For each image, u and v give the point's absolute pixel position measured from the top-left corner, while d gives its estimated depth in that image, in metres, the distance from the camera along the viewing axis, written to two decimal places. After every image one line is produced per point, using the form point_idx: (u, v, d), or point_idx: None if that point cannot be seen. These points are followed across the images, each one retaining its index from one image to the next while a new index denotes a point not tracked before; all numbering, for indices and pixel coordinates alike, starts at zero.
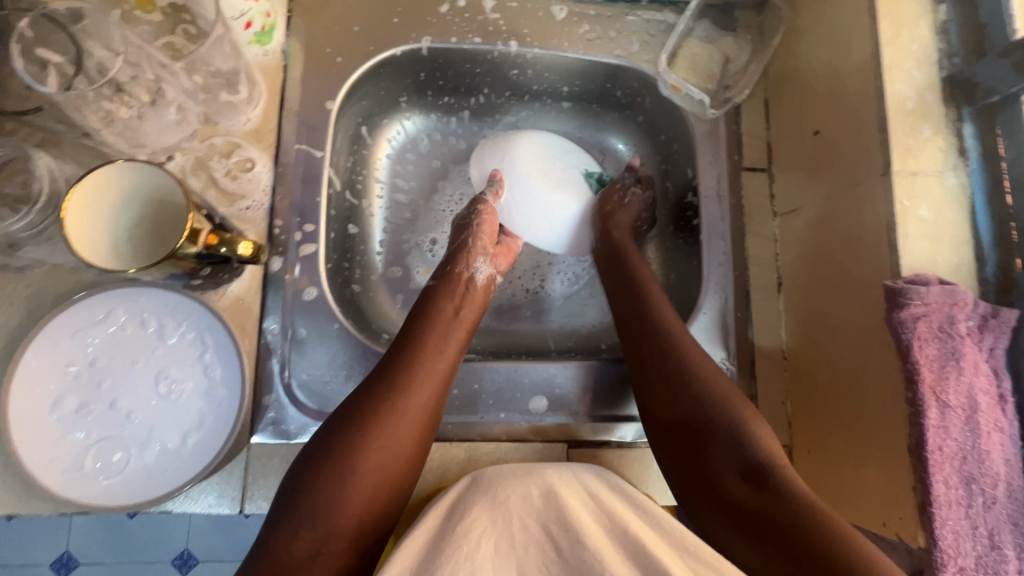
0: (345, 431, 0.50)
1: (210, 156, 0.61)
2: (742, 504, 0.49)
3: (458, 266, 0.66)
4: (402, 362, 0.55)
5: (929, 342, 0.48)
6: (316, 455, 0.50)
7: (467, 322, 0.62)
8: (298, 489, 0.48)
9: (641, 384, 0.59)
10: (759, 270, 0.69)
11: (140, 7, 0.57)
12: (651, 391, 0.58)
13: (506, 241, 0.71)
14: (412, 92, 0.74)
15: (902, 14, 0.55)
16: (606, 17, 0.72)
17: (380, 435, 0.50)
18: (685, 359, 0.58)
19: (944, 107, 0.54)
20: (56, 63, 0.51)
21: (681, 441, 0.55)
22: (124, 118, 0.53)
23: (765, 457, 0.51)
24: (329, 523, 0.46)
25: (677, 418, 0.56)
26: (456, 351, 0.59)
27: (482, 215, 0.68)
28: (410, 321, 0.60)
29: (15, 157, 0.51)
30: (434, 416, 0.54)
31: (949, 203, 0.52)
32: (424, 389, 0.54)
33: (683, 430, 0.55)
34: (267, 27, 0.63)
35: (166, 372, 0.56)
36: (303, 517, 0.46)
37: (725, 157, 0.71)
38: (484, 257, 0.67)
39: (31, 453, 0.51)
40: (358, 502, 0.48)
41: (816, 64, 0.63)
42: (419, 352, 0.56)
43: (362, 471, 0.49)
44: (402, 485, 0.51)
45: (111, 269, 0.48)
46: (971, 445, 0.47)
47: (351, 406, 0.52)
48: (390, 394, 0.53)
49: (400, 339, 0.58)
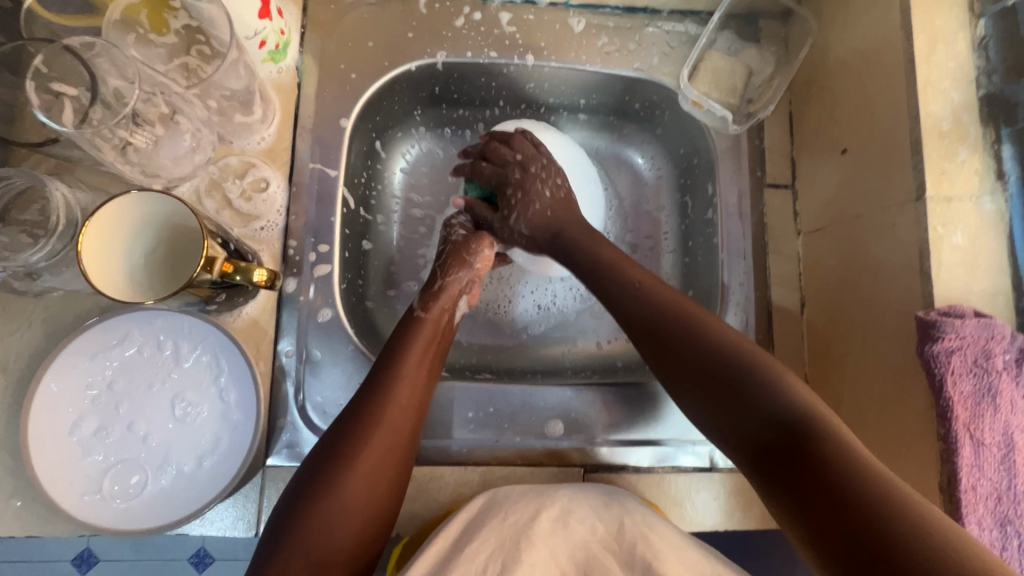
0: (326, 463, 0.48)
1: (225, 176, 0.61)
2: (777, 451, 0.42)
3: (441, 298, 0.63)
4: (384, 387, 0.53)
5: (964, 377, 0.46)
6: (303, 485, 0.48)
7: (440, 346, 0.60)
8: (285, 520, 0.46)
9: (644, 344, 0.54)
10: (781, 290, 0.67)
11: (153, 29, 0.56)
12: (651, 347, 0.53)
13: (488, 249, 0.67)
14: (426, 106, 0.74)
15: (938, 29, 0.53)
16: (625, 29, 0.71)
17: (365, 465, 0.49)
18: (684, 317, 0.53)
19: (981, 127, 0.51)
20: (72, 95, 0.50)
21: (698, 390, 0.49)
22: (139, 146, 0.52)
23: (793, 411, 0.43)
24: (317, 555, 0.45)
25: (694, 368, 0.50)
26: (430, 377, 0.57)
27: (479, 249, 0.66)
28: (392, 342, 0.58)
29: (31, 185, 0.51)
30: (412, 443, 0.53)
31: (985, 229, 0.50)
32: (402, 418, 0.53)
33: (696, 380, 0.49)
34: (281, 44, 0.62)
35: (181, 395, 0.56)
36: (295, 547, 0.44)
37: (746, 173, 0.69)
38: (465, 292, 0.65)
39: (50, 475, 0.52)
40: (347, 532, 0.46)
41: (847, 78, 0.61)
42: (396, 379, 0.54)
43: (350, 498, 0.47)
44: (387, 513, 0.50)
45: (118, 292, 0.48)
46: (1006, 485, 0.46)
47: (333, 437, 0.50)
48: (372, 421, 0.51)
49: (382, 362, 0.56)
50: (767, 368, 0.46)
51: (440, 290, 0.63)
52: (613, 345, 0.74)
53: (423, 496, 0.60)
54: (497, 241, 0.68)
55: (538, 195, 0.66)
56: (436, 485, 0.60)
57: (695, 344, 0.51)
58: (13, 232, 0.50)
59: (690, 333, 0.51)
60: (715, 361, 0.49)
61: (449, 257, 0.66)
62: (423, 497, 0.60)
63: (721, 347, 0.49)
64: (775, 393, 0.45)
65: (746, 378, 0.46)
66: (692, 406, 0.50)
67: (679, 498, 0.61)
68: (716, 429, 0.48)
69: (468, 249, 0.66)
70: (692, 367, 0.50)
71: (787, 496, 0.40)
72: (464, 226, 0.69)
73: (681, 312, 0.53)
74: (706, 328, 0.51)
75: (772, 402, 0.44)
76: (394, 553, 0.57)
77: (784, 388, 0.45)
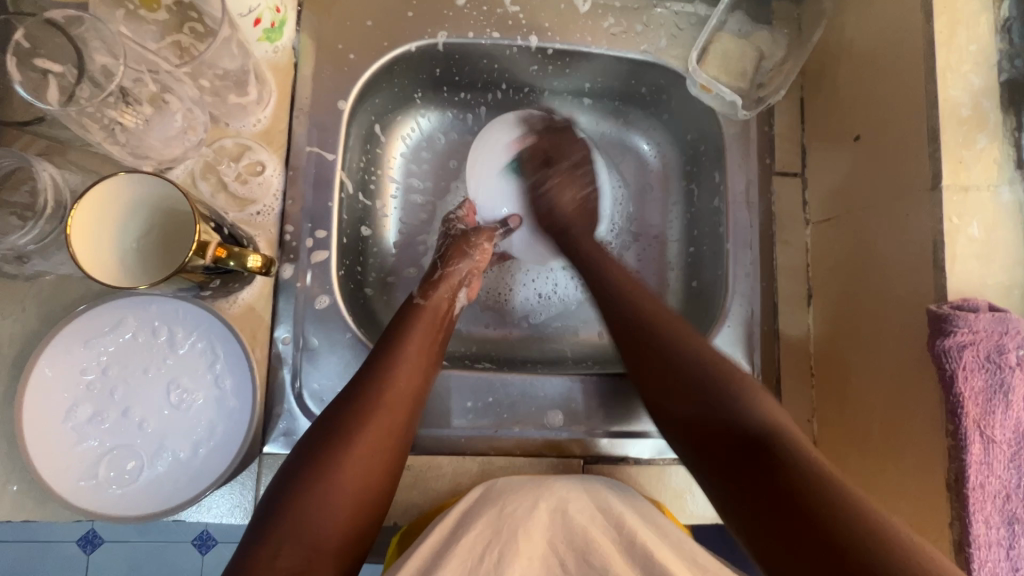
0: (325, 444, 0.48)
1: (219, 159, 0.60)
2: (745, 466, 0.44)
3: (441, 286, 0.63)
4: (381, 373, 0.53)
5: (976, 372, 0.45)
6: (296, 469, 0.47)
7: (441, 334, 0.60)
8: (278, 503, 0.45)
9: (629, 355, 0.56)
10: (788, 281, 0.66)
11: (143, 5, 0.54)
12: (637, 361, 0.55)
13: (484, 240, 0.67)
14: (427, 88, 0.72)
15: (959, 11, 0.50)
16: (632, 10, 0.68)
17: (361, 449, 0.49)
18: (665, 336, 0.55)
19: (1002, 114, 0.49)
20: (57, 72, 0.49)
21: (675, 407, 0.51)
22: (128, 126, 0.51)
23: (763, 427, 0.45)
24: (312, 535, 0.44)
25: (673, 387, 0.52)
26: (432, 363, 0.57)
27: (477, 244, 0.66)
28: (391, 329, 0.58)
29: (19, 166, 0.49)
30: (408, 430, 0.53)
31: (1003, 220, 0.48)
32: (402, 400, 0.53)
33: (666, 385, 0.52)
34: (277, 22, 0.60)
35: (177, 382, 0.56)
36: (286, 531, 0.44)
37: (755, 161, 0.67)
38: (464, 285, 0.65)
39: (44, 460, 0.51)
40: (341, 514, 0.46)
41: (863, 61, 0.58)
42: (397, 361, 0.54)
43: (343, 483, 0.47)
44: (382, 496, 0.49)
45: (101, 272, 0.46)
46: (1015, 483, 0.45)
47: (330, 417, 0.50)
48: (369, 406, 0.51)
49: (379, 349, 0.55)
50: (738, 387, 0.49)
51: (440, 279, 0.64)
52: None
53: (421, 485, 0.59)
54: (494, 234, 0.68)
55: (576, 196, 0.71)
56: (435, 475, 0.60)
57: (675, 363, 0.53)
58: (3, 214, 0.49)
59: (670, 348, 0.54)
60: (695, 383, 0.51)
61: (449, 248, 0.66)
62: (420, 486, 0.59)
63: (697, 367, 0.52)
64: (747, 416, 0.46)
65: (723, 398, 0.48)
66: (665, 421, 0.52)
67: (680, 491, 0.61)
68: (683, 442, 0.50)
69: (468, 241, 0.66)
70: (675, 379, 0.52)
71: (747, 504, 0.42)
72: (462, 219, 0.69)
73: (662, 329, 0.56)
74: (686, 347, 0.54)
75: (744, 419, 0.46)
76: (392, 540, 0.57)
77: (758, 407, 0.47)
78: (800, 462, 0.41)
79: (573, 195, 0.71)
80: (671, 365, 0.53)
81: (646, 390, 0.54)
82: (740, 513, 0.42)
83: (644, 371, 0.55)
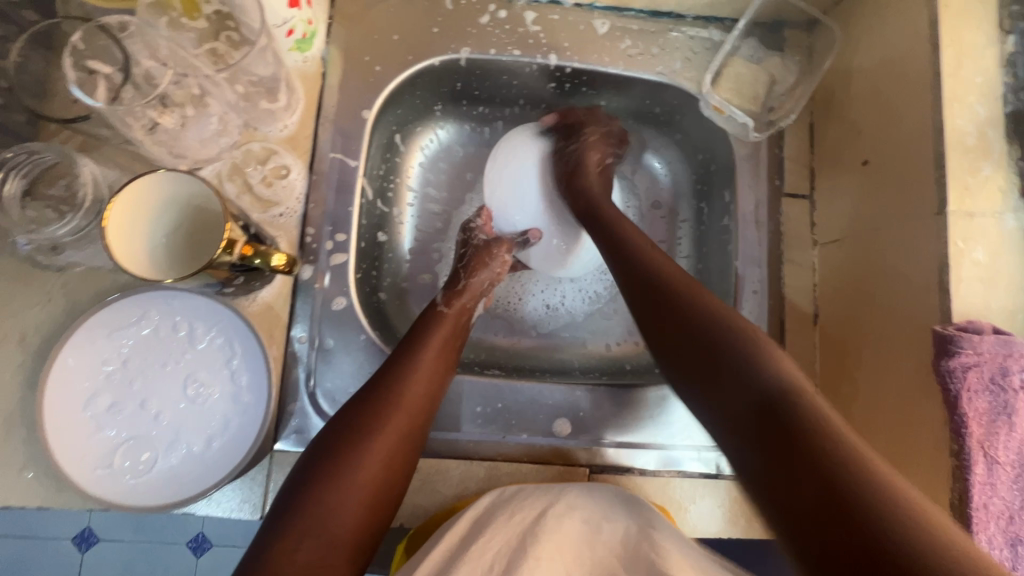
0: (342, 444, 0.49)
1: (247, 162, 0.62)
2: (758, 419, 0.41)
3: (464, 296, 0.64)
4: (399, 377, 0.54)
5: (979, 394, 0.46)
6: (315, 466, 0.47)
7: (456, 344, 0.61)
8: (296, 500, 0.46)
9: (644, 312, 0.54)
10: (795, 299, 0.67)
11: (185, 12, 0.57)
12: (654, 314, 0.53)
13: (502, 254, 0.68)
14: (447, 101, 0.74)
15: (966, 43, 0.52)
16: (649, 33, 0.71)
17: (379, 453, 0.49)
18: (681, 293, 0.52)
19: (1006, 144, 0.51)
20: (105, 73, 0.51)
21: (693, 369, 0.48)
22: (167, 126, 0.54)
23: (776, 386, 0.41)
24: (331, 531, 0.45)
25: (686, 341, 0.49)
26: (448, 372, 0.58)
27: (501, 254, 0.67)
28: (409, 336, 0.59)
29: (59, 162, 0.52)
30: (419, 438, 0.53)
31: (1007, 246, 0.49)
32: (418, 405, 0.54)
33: (681, 341, 0.50)
34: (308, 33, 0.63)
35: (194, 376, 0.57)
36: (302, 524, 0.44)
37: (765, 181, 0.69)
38: (484, 296, 0.67)
39: (63, 448, 0.52)
40: (356, 512, 0.47)
41: (872, 86, 0.60)
42: (416, 366, 0.55)
43: (361, 483, 0.47)
44: (393, 499, 0.50)
45: (135, 265, 0.48)
46: (1019, 504, 0.45)
47: (349, 417, 0.51)
48: (388, 408, 0.52)
49: (398, 355, 0.56)
50: (751, 339, 0.46)
51: (464, 289, 0.65)
52: (622, 347, 0.74)
53: (428, 488, 0.60)
54: (514, 246, 0.69)
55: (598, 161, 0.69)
56: (442, 479, 0.60)
57: (682, 314, 0.51)
58: (38, 206, 0.52)
59: (683, 301, 0.51)
60: (709, 337, 0.48)
61: (471, 259, 0.67)
62: (427, 489, 0.60)
63: (707, 321, 0.49)
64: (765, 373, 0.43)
65: (734, 351, 0.45)
66: (686, 381, 0.49)
67: (684, 503, 0.61)
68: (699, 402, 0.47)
69: (490, 253, 0.67)
70: (689, 333, 0.49)
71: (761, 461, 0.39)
72: (483, 229, 0.70)
73: (674, 290, 0.53)
74: (701, 304, 0.51)
75: (755, 377, 0.43)
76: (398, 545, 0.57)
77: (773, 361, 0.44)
78: (812, 418, 0.38)
79: (597, 160, 0.69)
80: (690, 317, 0.50)
81: (660, 343, 0.52)
82: (758, 469, 0.39)
83: (661, 329, 0.52)
